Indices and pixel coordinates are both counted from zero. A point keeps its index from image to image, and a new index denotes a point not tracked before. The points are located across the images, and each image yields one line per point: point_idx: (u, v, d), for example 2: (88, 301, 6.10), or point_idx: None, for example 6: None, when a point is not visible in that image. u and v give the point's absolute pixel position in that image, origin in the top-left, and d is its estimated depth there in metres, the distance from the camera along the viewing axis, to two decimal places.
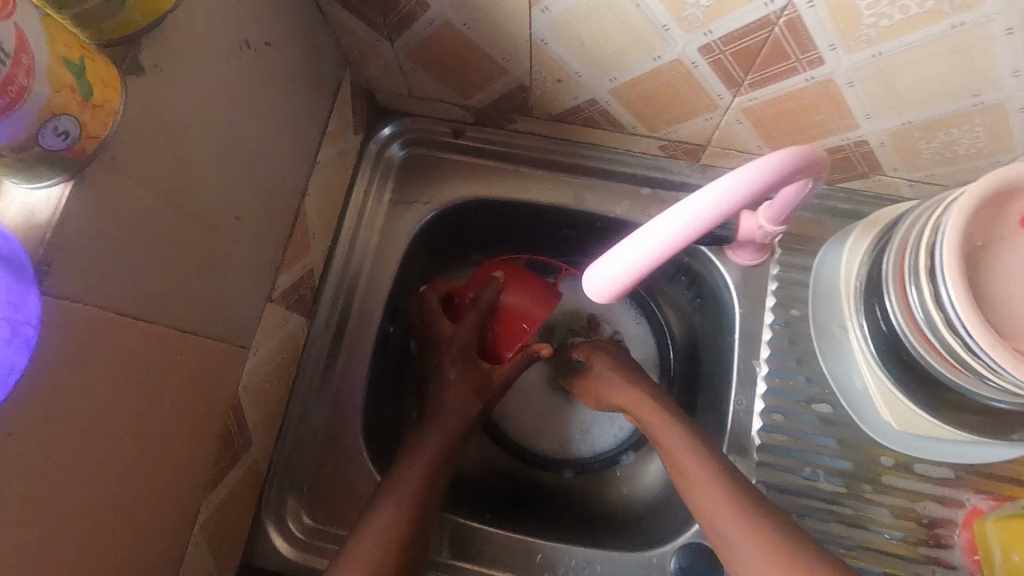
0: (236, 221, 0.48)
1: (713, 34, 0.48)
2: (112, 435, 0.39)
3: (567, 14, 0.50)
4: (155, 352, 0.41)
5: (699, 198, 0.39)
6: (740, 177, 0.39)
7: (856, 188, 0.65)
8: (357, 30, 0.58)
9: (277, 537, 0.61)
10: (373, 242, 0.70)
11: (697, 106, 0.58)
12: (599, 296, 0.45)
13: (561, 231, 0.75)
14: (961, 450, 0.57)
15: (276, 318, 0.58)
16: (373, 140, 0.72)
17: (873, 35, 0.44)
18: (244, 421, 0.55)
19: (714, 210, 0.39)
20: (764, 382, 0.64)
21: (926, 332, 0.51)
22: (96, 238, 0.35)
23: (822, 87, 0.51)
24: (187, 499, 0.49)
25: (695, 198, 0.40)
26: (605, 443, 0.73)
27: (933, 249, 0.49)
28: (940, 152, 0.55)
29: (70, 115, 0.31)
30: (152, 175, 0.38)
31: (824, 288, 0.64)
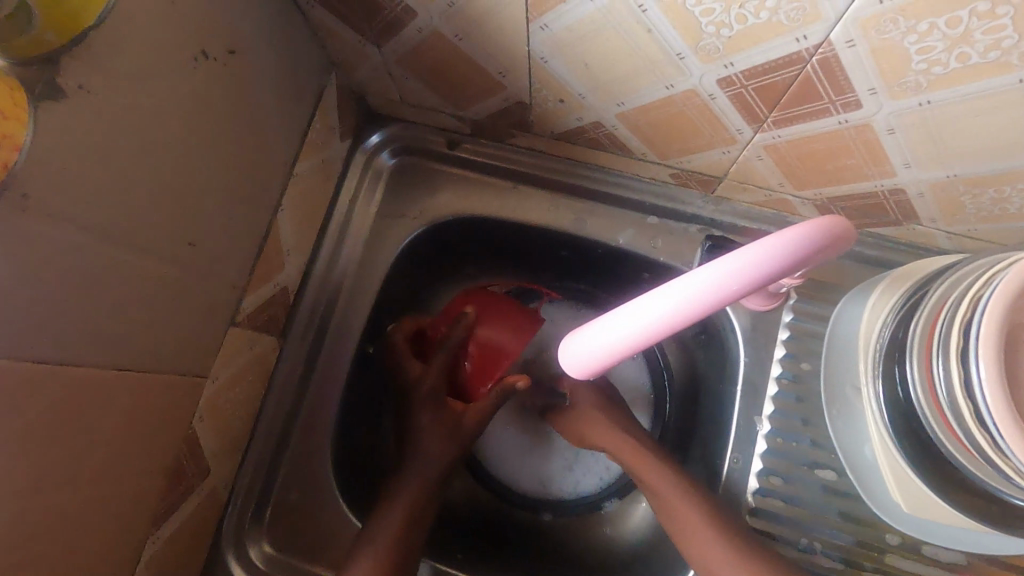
0: (190, 247, 0.44)
1: (734, 67, 0.42)
2: (31, 489, 0.36)
3: (568, 33, 0.44)
4: (87, 397, 0.38)
5: (685, 283, 0.34)
6: (736, 262, 0.34)
7: (887, 234, 0.58)
8: (342, 32, 0.53)
9: (235, 566, 0.58)
10: (356, 257, 0.66)
11: (714, 138, 0.51)
12: (575, 373, 0.40)
13: (559, 255, 0.70)
14: (977, 540, 0.51)
15: (241, 342, 0.54)
16: (362, 148, 0.67)
17: (921, 82, 0.38)
18: (201, 450, 0.52)
19: (705, 299, 0.34)
20: (764, 441, 0.60)
21: (950, 418, 0.45)
22: (3, 284, 0.31)
23: (857, 131, 0.44)
24: (128, 539, 0.46)
25: (680, 281, 0.35)
26: (589, 485, 0.69)
27: (968, 326, 0.42)
28: (987, 209, 0.49)
29: None
30: (77, 209, 0.34)
31: (840, 343, 0.58)
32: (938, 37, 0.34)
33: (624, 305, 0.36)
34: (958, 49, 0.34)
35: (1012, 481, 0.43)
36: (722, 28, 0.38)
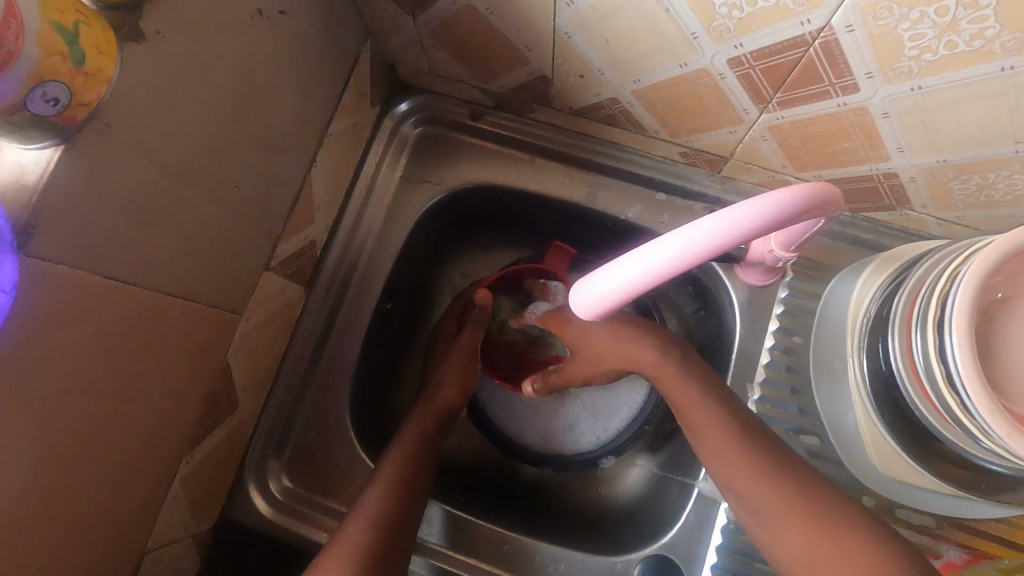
0: (236, 191, 0.48)
1: (743, 48, 0.45)
2: (93, 393, 0.40)
3: (592, 11, 0.47)
4: (143, 316, 0.42)
5: (675, 240, 0.39)
6: (720, 223, 0.38)
7: (882, 219, 0.62)
8: (380, 3, 0.57)
9: (256, 495, 0.63)
10: (380, 218, 0.70)
11: (722, 118, 0.55)
12: (583, 314, 0.45)
13: (570, 227, 0.74)
14: (942, 503, 0.55)
15: (273, 286, 0.59)
16: (389, 115, 0.70)
17: (914, 69, 0.41)
18: (232, 383, 0.57)
19: (693, 254, 0.39)
20: (753, 407, 0.65)
21: (924, 384, 0.48)
22: (85, 205, 0.35)
23: (854, 114, 0.48)
24: (167, 454, 0.50)
25: (677, 236, 0.39)
26: (587, 443, 0.73)
27: (945, 299, 0.46)
28: (974, 195, 0.52)
29: (62, 81, 0.31)
30: (147, 144, 0.38)
31: (830, 319, 0.61)
32: (928, 25, 0.38)
33: (634, 250, 0.40)
34: (947, 36, 0.38)
35: (979, 443, 0.46)
36: (734, 10, 0.42)
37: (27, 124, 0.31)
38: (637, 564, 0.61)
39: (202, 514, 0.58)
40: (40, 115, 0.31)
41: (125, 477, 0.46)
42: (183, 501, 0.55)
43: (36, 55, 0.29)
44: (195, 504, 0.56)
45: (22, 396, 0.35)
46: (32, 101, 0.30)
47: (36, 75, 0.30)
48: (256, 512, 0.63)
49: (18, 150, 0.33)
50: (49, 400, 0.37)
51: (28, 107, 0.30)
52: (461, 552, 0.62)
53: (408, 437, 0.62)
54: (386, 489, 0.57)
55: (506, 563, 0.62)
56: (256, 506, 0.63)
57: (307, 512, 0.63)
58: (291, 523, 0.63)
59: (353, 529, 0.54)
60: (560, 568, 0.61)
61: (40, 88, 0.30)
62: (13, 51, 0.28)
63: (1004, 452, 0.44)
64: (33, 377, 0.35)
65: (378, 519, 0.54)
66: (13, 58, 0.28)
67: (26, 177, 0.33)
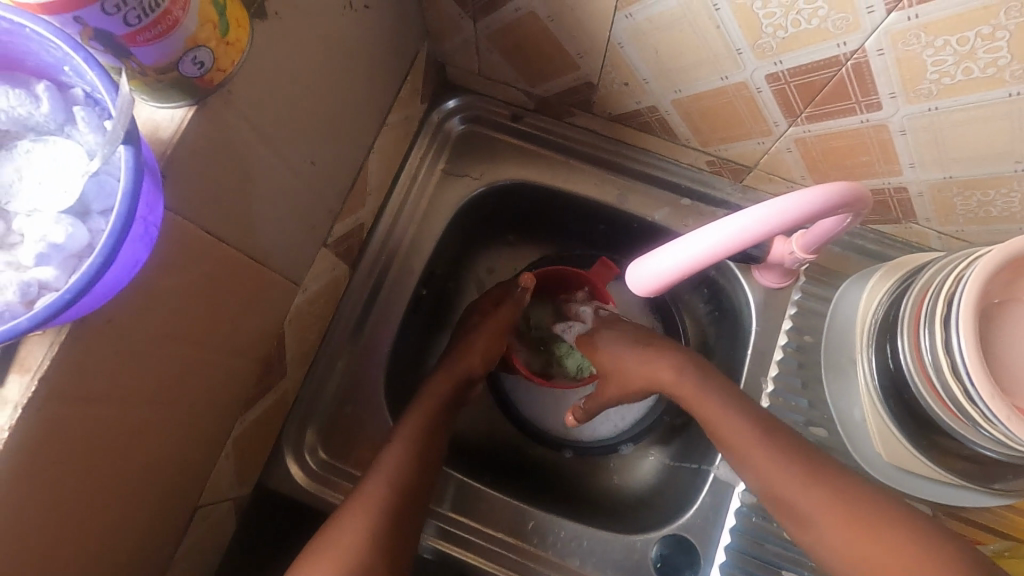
0: (309, 165, 0.52)
1: (783, 65, 0.51)
2: (181, 340, 0.43)
3: (647, 24, 0.53)
4: (227, 273, 0.45)
5: (714, 233, 0.45)
6: (756, 219, 0.44)
7: (887, 231, 0.68)
8: (444, 6, 0.62)
9: (292, 465, 0.65)
10: (421, 207, 0.73)
11: (753, 129, 0.60)
12: (639, 291, 0.52)
13: (598, 227, 0.78)
14: (938, 491, 0.61)
15: (326, 262, 0.62)
16: (436, 111, 0.75)
17: (933, 91, 0.47)
18: (284, 351, 0.59)
19: (730, 245, 0.45)
20: (767, 399, 0.69)
21: (930, 376, 0.53)
22: (203, 162, 0.39)
23: (875, 131, 0.54)
24: (224, 410, 0.53)
25: (717, 230, 0.45)
26: (606, 430, 0.77)
27: (950, 299, 0.51)
28: (974, 211, 0.58)
29: (208, 47, 0.35)
30: (253, 113, 0.42)
31: (840, 320, 0.67)
32: (950, 52, 0.43)
33: (679, 240, 0.47)
34: (965, 63, 0.44)
35: (979, 430, 0.51)
36: (779, 30, 0.48)
37: (175, 84, 0.34)
38: (655, 544, 0.64)
39: (243, 476, 0.60)
40: (188, 76, 0.34)
41: (189, 427, 0.48)
42: (230, 459, 0.57)
43: (195, 25, 0.33)
44: (239, 465, 0.59)
45: (131, 331, 0.38)
46: (184, 63, 0.34)
47: (191, 42, 0.34)
48: (292, 480, 0.64)
49: (152, 106, 0.36)
50: (149, 341, 0.40)
51: (179, 68, 0.34)
52: (485, 525, 0.66)
53: (432, 404, 0.65)
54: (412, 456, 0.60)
55: (531, 539, 0.65)
56: (292, 475, 0.65)
57: (336, 480, 0.65)
58: (324, 493, 0.64)
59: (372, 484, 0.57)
60: (582, 544, 0.65)
61: (192, 52, 0.34)
62: (178, 20, 0.32)
63: (1002, 437, 0.49)
64: (141, 316, 0.38)
65: (396, 478, 0.58)
66: (177, 25, 0.32)
67: (160, 132, 0.36)
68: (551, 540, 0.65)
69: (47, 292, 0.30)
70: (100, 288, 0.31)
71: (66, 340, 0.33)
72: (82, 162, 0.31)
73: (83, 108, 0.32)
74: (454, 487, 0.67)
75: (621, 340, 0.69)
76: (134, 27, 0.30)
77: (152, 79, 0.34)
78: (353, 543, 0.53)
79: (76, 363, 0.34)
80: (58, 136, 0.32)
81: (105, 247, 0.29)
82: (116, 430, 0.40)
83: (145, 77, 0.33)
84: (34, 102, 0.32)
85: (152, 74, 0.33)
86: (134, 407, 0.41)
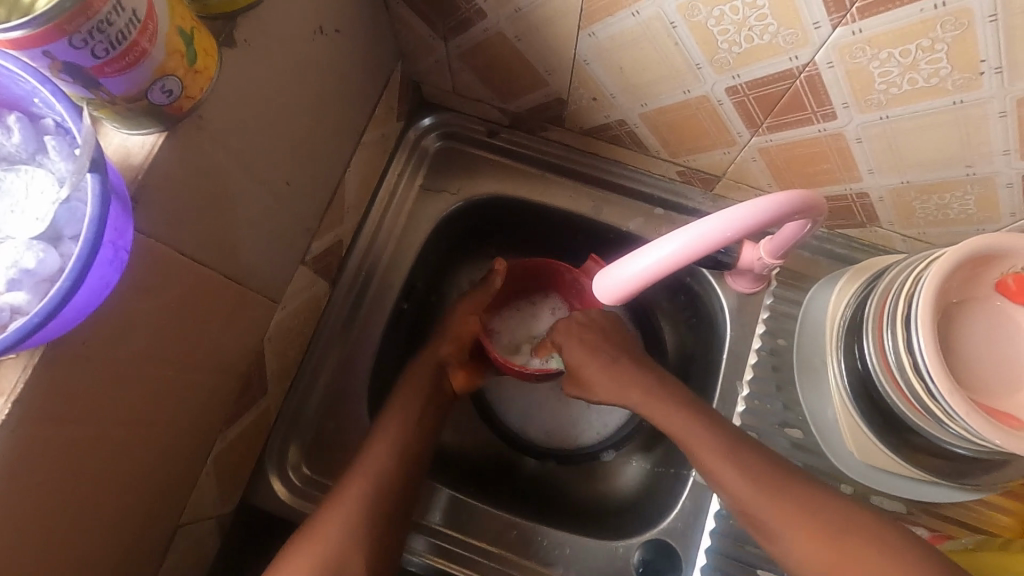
0: (283, 185, 0.53)
1: (740, 78, 0.53)
2: (157, 359, 0.43)
3: (610, 42, 0.55)
4: (205, 291, 0.46)
5: (676, 240, 0.46)
6: (717, 225, 0.45)
7: (854, 235, 0.69)
8: (416, 28, 0.64)
9: (276, 482, 0.65)
10: (399, 223, 0.75)
11: (718, 139, 0.62)
12: (605, 300, 0.53)
13: (575, 238, 0.80)
14: (914, 488, 0.62)
15: (305, 279, 0.63)
16: (413, 129, 0.77)
17: (883, 100, 0.49)
18: (264, 367, 0.60)
19: (693, 251, 0.46)
20: (743, 402, 0.70)
21: (895, 374, 0.55)
22: (175, 184, 0.40)
23: (833, 139, 0.55)
24: (203, 428, 0.53)
25: (680, 236, 0.46)
26: (589, 438, 0.78)
27: (910, 299, 0.53)
28: (933, 214, 0.60)
29: (176, 76, 0.36)
30: (225, 138, 0.44)
31: (810, 323, 0.68)
32: (894, 64, 0.45)
33: (644, 247, 0.49)
34: (909, 74, 0.46)
35: (944, 426, 0.53)
36: (734, 46, 0.50)
37: (145, 111, 0.36)
38: (638, 549, 0.65)
39: (226, 494, 0.61)
40: (157, 104, 0.36)
41: (167, 446, 0.49)
42: (211, 477, 0.57)
43: (163, 56, 0.35)
44: (221, 483, 0.59)
45: (108, 351, 0.39)
46: (153, 92, 0.35)
47: (160, 72, 0.35)
48: (276, 498, 0.65)
49: (123, 133, 0.38)
50: (126, 360, 0.40)
51: (148, 97, 0.35)
52: (469, 535, 0.66)
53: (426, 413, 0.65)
54: (413, 464, 0.60)
55: (516, 548, 0.66)
56: (276, 491, 0.65)
57: (320, 496, 0.65)
58: (309, 509, 0.65)
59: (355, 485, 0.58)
60: (566, 552, 0.65)
61: (161, 81, 0.35)
62: (145, 51, 0.33)
63: (965, 432, 0.51)
64: (117, 337, 0.39)
65: (380, 483, 0.58)
66: (144, 56, 0.33)
67: (131, 157, 0.37)
68: (535, 548, 0.66)
69: (18, 317, 0.31)
70: (71, 310, 0.32)
71: (40, 364, 0.34)
72: (52, 189, 0.32)
73: (54, 137, 0.33)
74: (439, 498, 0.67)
75: (595, 351, 0.65)
76: (103, 60, 0.31)
77: (122, 107, 0.35)
78: (363, 556, 0.53)
79: (52, 383, 0.35)
80: (29, 165, 0.33)
81: (72, 271, 0.30)
82: (93, 451, 0.40)
83: (115, 106, 0.35)
84: (6, 134, 0.33)
85: (122, 103, 0.34)
86: (112, 427, 0.41)
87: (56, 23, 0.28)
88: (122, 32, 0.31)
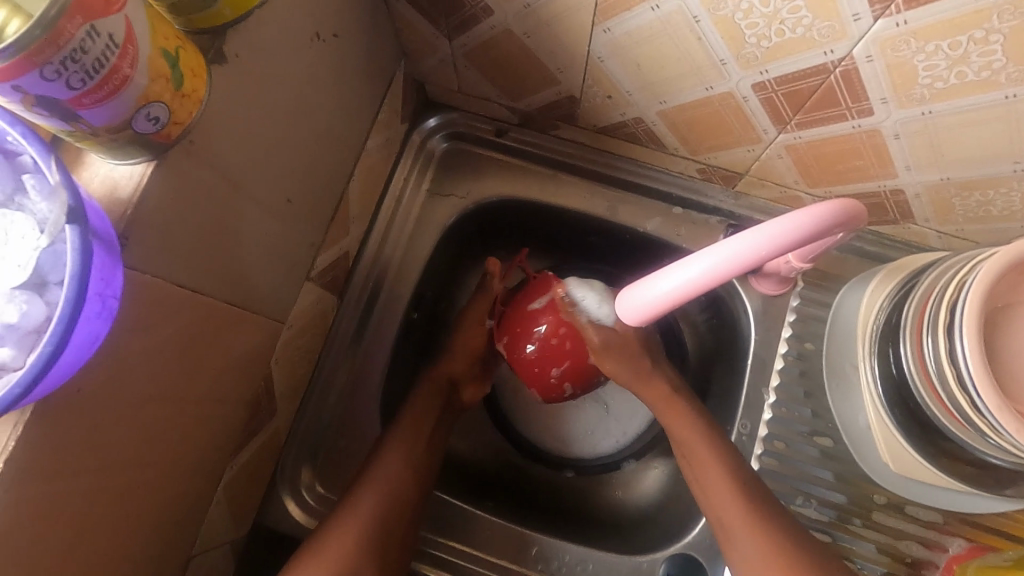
0: (284, 203, 0.51)
1: (769, 74, 0.49)
2: (159, 394, 0.41)
3: (627, 38, 0.51)
4: (205, 322, 0.43)
5: (714, 253, 0.43)
6: (759, 239, 0.41)
7: (885, 232, 0.65)
8: (419, 26, 0.60)
9: (289, 503, 0.64)
10: (407, 229, 0.72)
11: (742, 137, 0.58)
12: (631, 317, 0.51)
13: (589, 238, 0.76)
14: (950, 499, 0.59)
15: (311, 296, 0.60)
16: (417, 131, 0.73)
17: (926, 95, 0.45)
18: (272, 388, 0.58)
19: (732, 266, 0.43)
20: (769, 409, 0.68)
21: (935, 384, 0.52)
22: (165, 216, 0.37)
23: (867, 136, 0.52)
24: (211, 457, 0.51)
25: (719, 249, 0.43)
26: (607, 446, 0.75)
27: (953, 306, 0.49)
28: (974, 211, 0.56)
29: (162, 102, 0.33)
30: (219, 158, 0.41)
31: (840, 325, 0.65)
32: (942, 57, 0.41)
33: (677, 262, 0.45)
34: (958, 67, 0.42)
35: (989, 440, 0.50)
36: (763, 40, 0.46)
37: (129, 140, 0.33)
38: (662, 563, 0.63)
39: (238, 519, 0.59)
40: (143, 133, 0.33)
41: (175, 481, 0.47)
42: (223, 503, 0.56)
43: (146, 81, 0.32)
44: (233, 508, 0.58)
45: (105, 393, 0.36)
46: (138, 120, 0.32)
47: (144, 99, 0.32)
48: (290, 519, 0.63)
49: (110, 163, 0.35)
50: (125, 401, 0.38)
51: (133, 126, 0.32)
52: (486, 553, 0.64)
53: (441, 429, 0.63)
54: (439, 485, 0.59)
55: (536, 564, 0.64)
56: (291, 513, 0.64)
57: None
58: None
59: (368, 510, 0.55)
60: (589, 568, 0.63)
61: (145, 109, 0.32)
62: (127, 76, 0.30)
63: (1011, 447, 0.48)
64: (111, 379, 0.37)
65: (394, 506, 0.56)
66: (127, 83, 0.31)
67: (119, 190, 0.35)
68: (556, 564, 0.64)
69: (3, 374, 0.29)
70: (58, 369, 0.30)
71: (30, 422, 0.32)
72: (32, 234, 0.30)
73: (32, 176, 0.30)
74: (454, 515, 0.65)
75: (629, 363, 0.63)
76: (79, 91, 0.29)
77: (104, 138, 0.32)
78: None
79: (43, 438, 0.33)
80: (8, 208, 0.31)
81: (53, 333, 0.28)
82: (94, 500, 0.38)
83: (97, 137, 0.32)
84: None
85: (104, 134, 0.32)
86: (115, 471, 0.40)
87: (25, 55, 0.26)
88: (100, 59, 0.28)
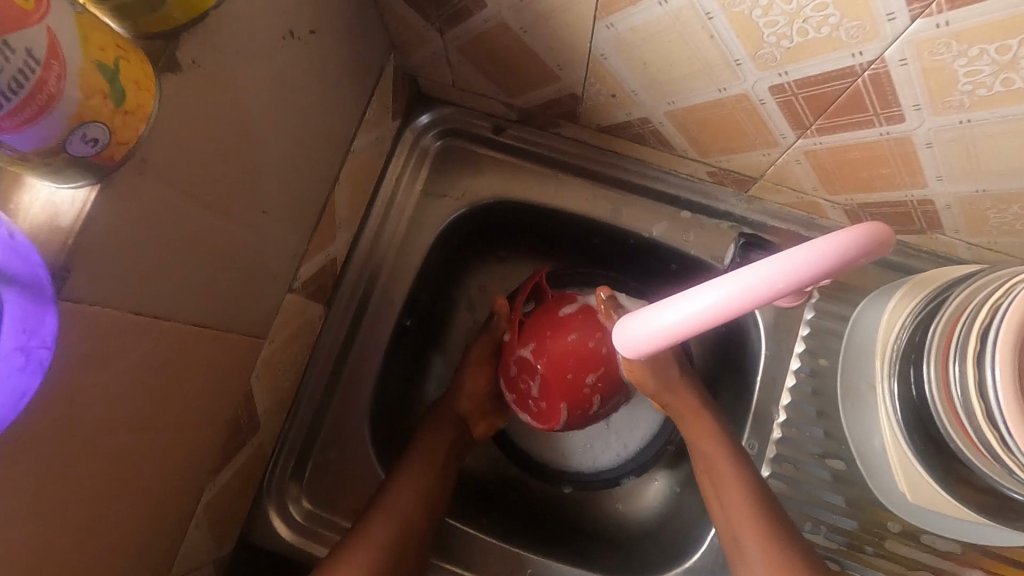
0: (259, 214, 0.47)
1: (788, 76, 0.44)
2: (121, 428, 0.39)
3: (632, 34, 0.46)
4: (170, 348, 0.41)
5: (730, 283, 0.39)
6: (779, 269, 0.37)
7: (909, 241, 0.61)
8: (408, 17, 0.55)
9: (276, 520, 0.62)
10: (399, 233, 0.68)
11: (756, 140, 0.54)
12: (634, 346, 0.47)
13: (591, 242, 0.72)
14: (970, 530, 0.56)
15: (295, 307, 0.57)
16: (410, 128, 0.69)
17: (966, 102, 0.40)
18: (254, 405, 0.55)
19: (748, 298, 0.38)
20: (779, 429, 0.65)
21: (959, 413, 0.48)
22: (117, 243, 0.34)
23: (897, 143, 0.47)
24: (188, 481, 0.49)
25: (735, 279, 0.39)
26: (609, 460, 0.72)
27: (985, 332, 0.45)
28: (1010, 224, 0.51)
29: (100, 121, 0.30)
30: (181, 175, 0.37)
31: (858, 341, 0.61)
32: (987, 62, 0.37)
33: (687, 290, 0.41)
34: (1005, 73, 0.37)
35: (1016, 477, 0.46)
36: (783, 40, 0.41)
37: (67, 164, 0.30)
38: None
39: (222, 539, 0.57)
40: (80, 155, 0.30)
41: (147, 511, 0.45)
42: (204, 525, 0.54)
43: (79, 97, 0.28)
44: (216, 528, 0.56)
45: (56, 435, 0.34)
46: (73, 143, 0.29)
47: (78, 118, 0.28)
48: (278, 536, 0.62)
49: (52, 186, 0.32)
50: (80, 440, 0.36)
51: (68, 149, 0.29)
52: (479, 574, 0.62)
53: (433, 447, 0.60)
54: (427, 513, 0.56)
55: None
56: (278, 530, 0.62)
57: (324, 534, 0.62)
58: (313, 547, 0.62)
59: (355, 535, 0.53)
60: None
61: (81, 129, 0.29)
62: (54, 95, 0.27)
63: None
64: (63, 419, 0.34)
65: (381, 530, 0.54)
66: (55, 101, 0.27)
67: (61, 217, 0.32)
68: None
69: None
70: None
71: None
72: None
73: None
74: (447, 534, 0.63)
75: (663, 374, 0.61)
76: None
77: (38, 163, 0.29)
78: None
79: None
80: None
81: None
82: (52, 544, 0.36)
83: (29, 162, 0.28)
84: None
85: (35, 158, 0.28)
86: (75, 512, 0.37)
87: None
88: (17, 78, 0.25)
